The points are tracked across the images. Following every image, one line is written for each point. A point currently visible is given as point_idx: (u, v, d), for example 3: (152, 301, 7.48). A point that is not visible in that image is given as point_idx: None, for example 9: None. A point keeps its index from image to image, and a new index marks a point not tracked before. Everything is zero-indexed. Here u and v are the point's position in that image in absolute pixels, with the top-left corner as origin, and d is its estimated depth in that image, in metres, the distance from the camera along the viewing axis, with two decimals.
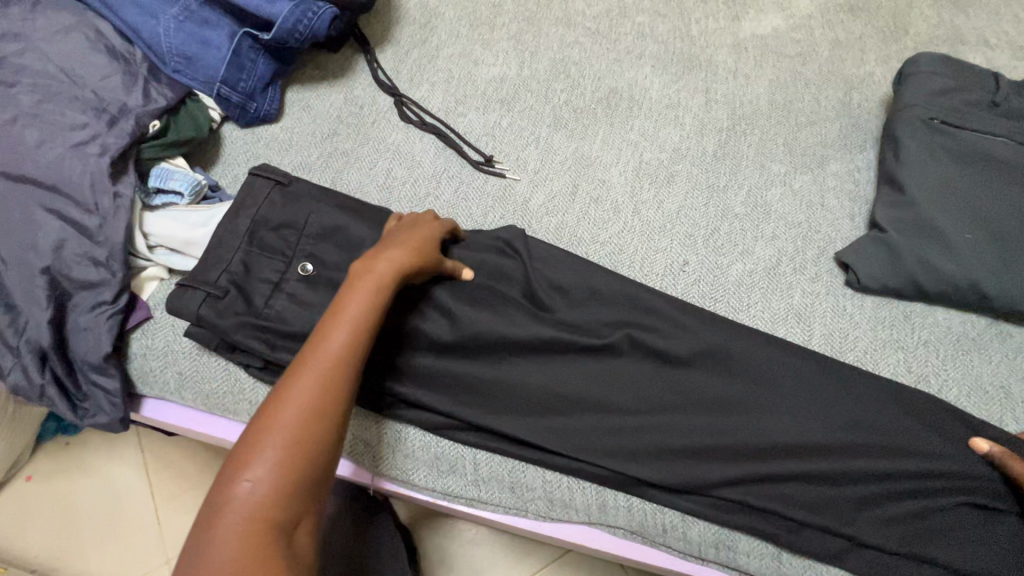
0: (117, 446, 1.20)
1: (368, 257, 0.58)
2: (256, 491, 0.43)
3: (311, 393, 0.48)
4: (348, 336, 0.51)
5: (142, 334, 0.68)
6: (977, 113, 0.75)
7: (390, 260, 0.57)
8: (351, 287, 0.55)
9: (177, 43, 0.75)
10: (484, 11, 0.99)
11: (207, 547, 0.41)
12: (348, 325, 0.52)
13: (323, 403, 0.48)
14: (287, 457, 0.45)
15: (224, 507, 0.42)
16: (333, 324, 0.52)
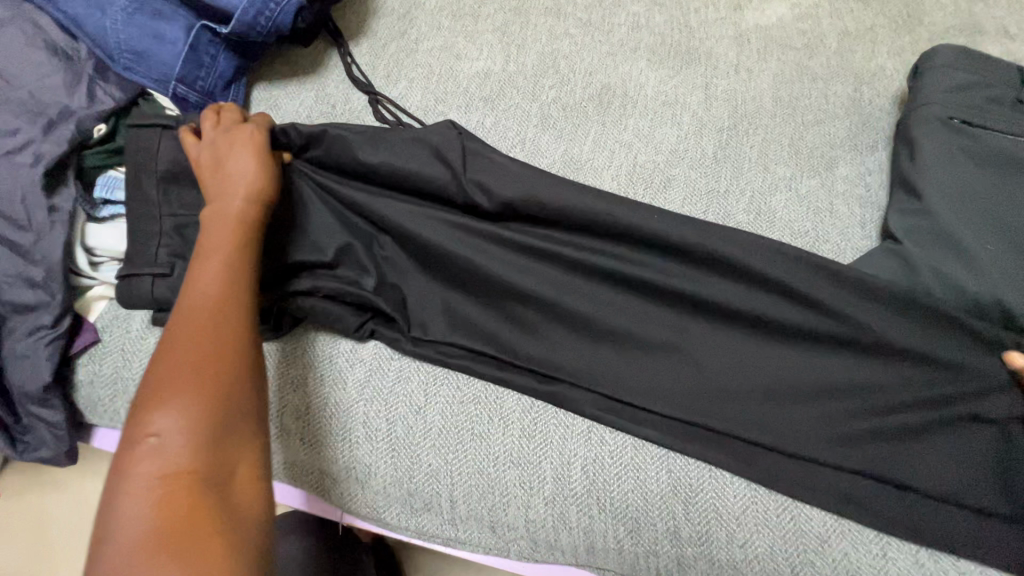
0: (90, 460, 1.15)
1: (214, 205, 0.56)
2: (168, 444, 0.41)
3: (198, 346, 0.46)
4: (219, 279, 0.50)
5: (89, 361, 0.63)
6: (1001, 111, 0.69)
7: (237, 200, 0.55)
8: (206, 240, 0.53)
9: (125, 37, 0.68)
10: (467, 1, 0.92)
11: (124, 510, 0.38)
12: (215, 269, 0.51)
13: (217, 344, 0.46)
14: (195, 399, 0.43)
15: (133, 477, 0.39)
16: (200, 273, 0.50)
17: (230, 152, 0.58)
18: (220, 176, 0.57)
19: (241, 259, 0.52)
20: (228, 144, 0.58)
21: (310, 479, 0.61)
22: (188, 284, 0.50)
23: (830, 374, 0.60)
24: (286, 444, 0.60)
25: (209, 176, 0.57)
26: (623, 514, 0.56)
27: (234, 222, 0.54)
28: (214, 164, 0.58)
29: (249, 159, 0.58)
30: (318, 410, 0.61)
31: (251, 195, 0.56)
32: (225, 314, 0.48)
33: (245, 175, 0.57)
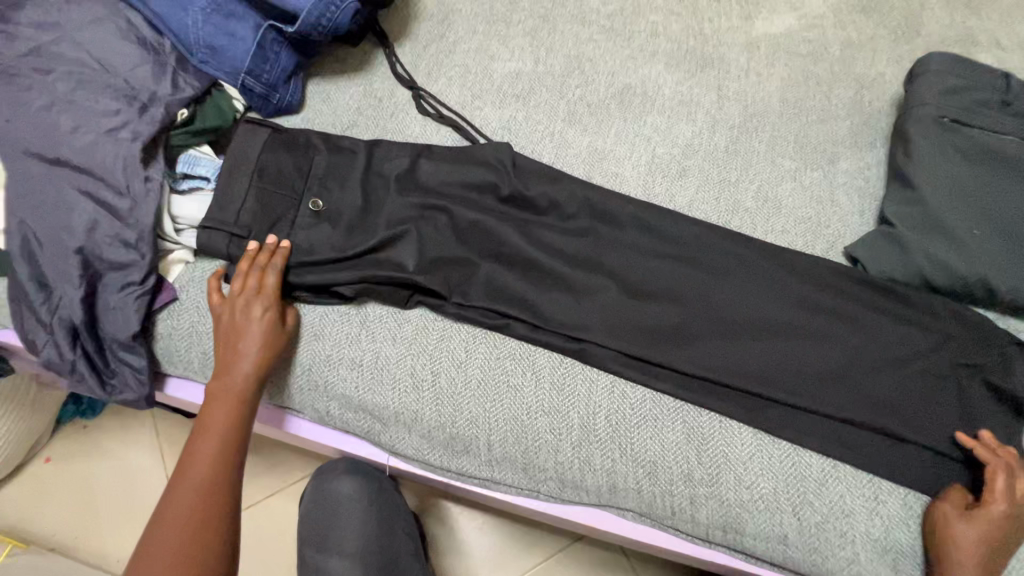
0: (133, 428, 1.22)
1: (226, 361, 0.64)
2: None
3: (190, 509, 0.59)
4: (209, 468, 0.60)
5: (169, 315, 0.71)
6: (987, 112, 0.76)
7: (246, 366, 0.64)
8: (208, 412, 0.63)
9: (204, 34, 0.77)
10: (500, 8, 1.01)
11: None
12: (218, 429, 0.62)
13: (210, 491, 0.60)
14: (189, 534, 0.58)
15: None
16: (207, 429, 0.62)
17: (243, 313, 0.65)
18: (234, 324, 0.65)
19: (230, 450, 0.62)
20: (242, 318, 0.65)
21: (362, 424, 0.69)
22: (189, 458, 0.61)
23: (828, 340, 0.67)
24: (343, 391, 0.68)
25: (229, 323, 0.65)
26: (641, 457, 0.63)
27: (234, 403, 0.63)
28: (231, 305, 0.65)
29: (260, 329, 0.65)
30: (371, 362, 0.68)
31: (258, 368, 0.64)
32: (205, 485, 0.60)
33: (249, 334, 0.64)
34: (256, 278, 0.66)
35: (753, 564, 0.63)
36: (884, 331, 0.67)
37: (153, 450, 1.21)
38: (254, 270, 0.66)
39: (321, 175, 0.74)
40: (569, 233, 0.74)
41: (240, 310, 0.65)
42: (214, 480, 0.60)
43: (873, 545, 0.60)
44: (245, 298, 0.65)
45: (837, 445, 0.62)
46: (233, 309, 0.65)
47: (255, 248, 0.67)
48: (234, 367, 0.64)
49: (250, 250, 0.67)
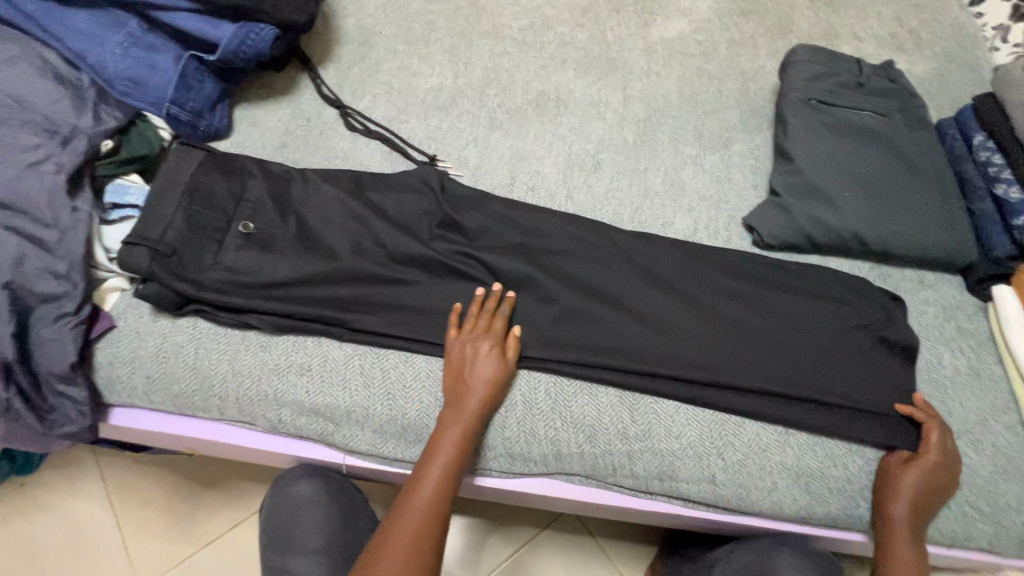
0: (78, 476, 1.18)
1: (471, 387, 0.66)
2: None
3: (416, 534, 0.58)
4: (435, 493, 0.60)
5: (107, 344, 0.71)
6: (846, 92, 0.89)
7: (476, 397, 0.66)
8: (444, 443, 0.63)
9: (124, 68, 0.79)
10: (418, 28, 1.07)
11: None
12: (446, 452, 0.62)
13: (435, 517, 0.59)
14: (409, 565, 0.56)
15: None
16: (436, 452, 0.62)
17: (485, 352, 0.67)
18: (466, 359, 0.68)
19: (454, 471, 0.62)
20: (472, 355, 0.67)
21: (314, 426, 0.70)
22: (409, 495, 0.60)
23: (736, 298, 0.75)
24: (294, 397, 0.70)
25: (457, 361, 0.68)
26: (581, 423, 0.69)
27: (462, 432, 0.64)
28: (473, 347, 0.68)
29: (497, 363, 0.67)
30: (320, 366, 0.71)
31: (484, 398, 0.66)
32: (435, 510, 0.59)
33: (484, 368, 0.67)
34: (488, 319, 0.70)
35: (692, 508, 0.70)
36: (781, 286, 0.76)
37: (101, 496, 1.17)
38: (484, 313, 0.71)
39: (254, 197, 0.77)
40: (497, 226, 0.79)
41: (471, 349, 0.68)
42: (435, 507, 0.60)
43: (787, 472, 0.67)
44: (478, 341, 0.68)
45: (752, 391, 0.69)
46: (473, 351, 0.68)
47: (484, 294, 0.72)
48: (467, 392, 0.66)
49: (479, 294, 0.72)
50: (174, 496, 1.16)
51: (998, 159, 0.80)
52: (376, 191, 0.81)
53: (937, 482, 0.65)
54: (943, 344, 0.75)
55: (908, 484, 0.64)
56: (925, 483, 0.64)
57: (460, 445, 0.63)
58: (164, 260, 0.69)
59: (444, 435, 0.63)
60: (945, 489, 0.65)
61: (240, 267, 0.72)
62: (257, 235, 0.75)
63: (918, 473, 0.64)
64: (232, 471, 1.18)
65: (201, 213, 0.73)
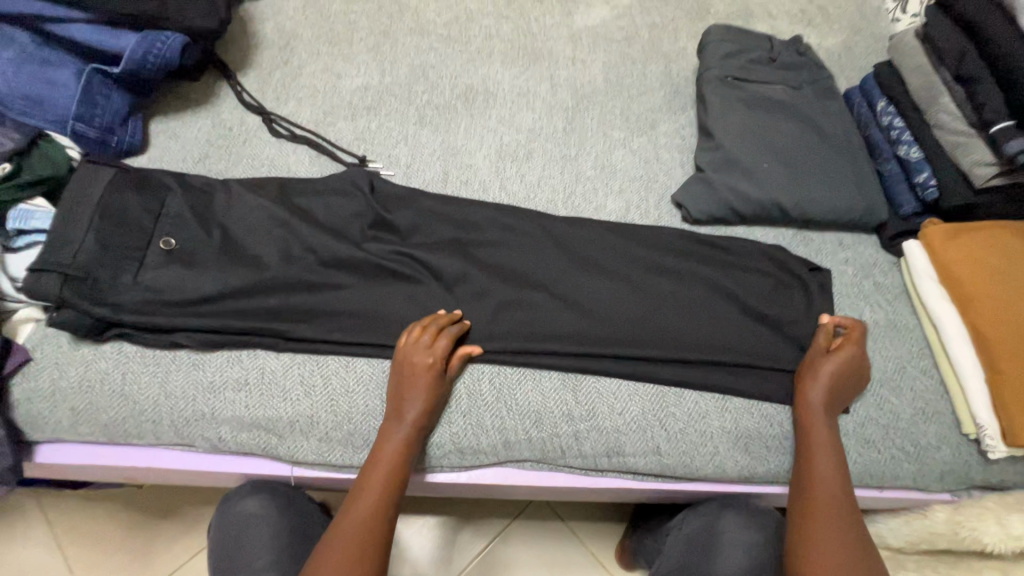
0: (19, 521, 1.11)
1: (410, 403, 0.66)
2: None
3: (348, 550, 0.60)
4: (370, 509, 0.62)
5: (24, 379, 0.67)
6: (758, 68, 0.92)
7: (412, 412, 0.66)
8: (378, 463, 0.64)
9: (19, 86, 0.75)
10: (340, 29, 1.05)
11: None
12: (381, 469, 0.64)
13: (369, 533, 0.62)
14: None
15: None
16: (373, 469, 0.64)
17: (425, 372, 0.66)
18: (406, 374, 0.67)
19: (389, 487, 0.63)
20: (410, 370, 0.66)
21: (257, 441, 0.69)
22: (348, 510, 0.63)
23: (667, 274, 0.77)
24: (232, 414, 0.68)
25: (399, 377, 0.67)
26: (527, 410, 0.70)
27: (398, 448, 0.65)
28: (416, 367, 0.66)
29: (435, 379, 0.67)
30: (258, 379, 0.69)
31: (421, 413, 0.66)
32: (371, 527, 0.62)
33: (421, 386, 0.66)
34: (429, 335, 0.68)
35: (642, 481, 0.71)
36: (707, 259, 0.79)
37: (46, 539, 1.11)
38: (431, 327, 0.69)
39: (173, 214, 0.74)
40: (431, 222, 0.79)
41: (411, 367, 0.66)
42: (372, 523, 0.62)
43: (727, 436, 0.70)
44: (421, 361, 0.66)
45: (686, 361, 0.72)
46: (414, 371, 0.66)
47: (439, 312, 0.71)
48: (404, 409, 0.66)
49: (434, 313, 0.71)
50: (129, 532, 1.12)
51: (898, 123, 0.85)
52: (304, 197, 0.80)
53: (842, 380, 0.68)
54: (862, 300, 0.80)
55: (819, 389, 0.68)
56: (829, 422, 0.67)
57: (396, 462, 0.64)
58: (77, 285, 0.66)
59: (380, 453, 0.65)
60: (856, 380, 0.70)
61: (163, 285, 0.70)
62: (180, 251, 0.73)
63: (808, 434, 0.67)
64: (189, 498, 1.14)
65: (115, 232, 0.70)
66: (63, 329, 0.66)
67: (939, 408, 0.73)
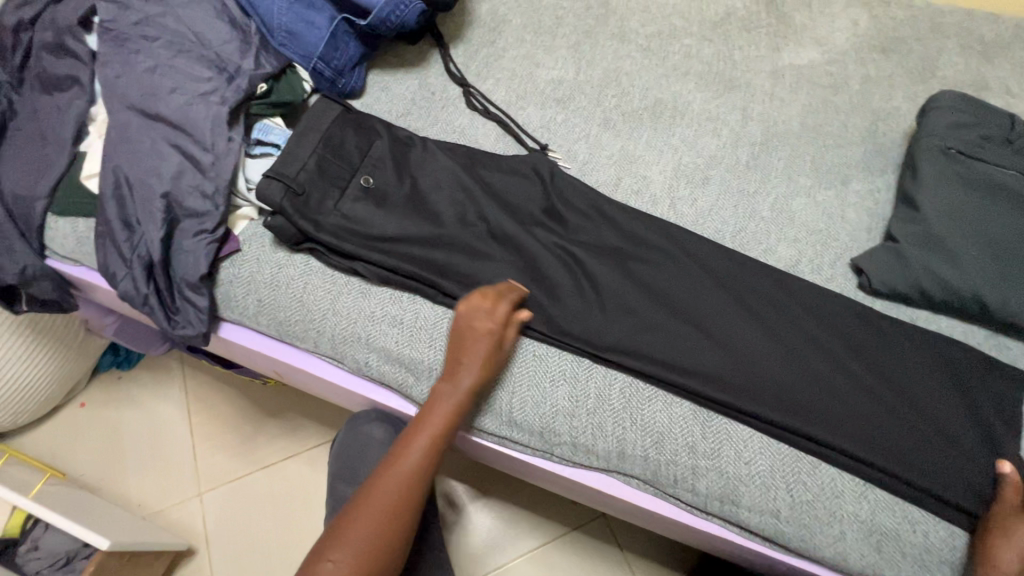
0: (163, 380, 1.30)
1: (472, 368, 0.67)
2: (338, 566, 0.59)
3: (381, 502, 0.62)
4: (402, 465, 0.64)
5: (232, 265, 0.78)
6: (991, 147, 0.83)
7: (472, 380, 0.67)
8: (427, 422, 0.66)
9: (286, 21, 0.87)
10: (548, 21, 1.10)
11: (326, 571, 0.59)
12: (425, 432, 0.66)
13: (400, 493, 0.63)
14: (370, 535, 0.61)
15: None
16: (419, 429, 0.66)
17: (492, 342, 0.68)
18: (462, 341, 0.68)
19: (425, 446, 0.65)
20: (472, 335, 0.68)
21: (395, 376, 0.75)
22: (389, 467, 0.64)
23: (830, 337, 0.73)
24: (383, 344, 0.74)
25: (459, 342, 0.69)
26: (650, 428, 0.69)
27: (450, 411, 0.67)
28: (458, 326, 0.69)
29: (495, 350, 0.68)
30: (412, 321, 0.75)
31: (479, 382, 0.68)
32: (401, 488, 0.64)
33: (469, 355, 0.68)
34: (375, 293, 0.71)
35: (748, 538, 0.68)
36: (880, 335, 0.73)
37: (179, 402, 1.29)
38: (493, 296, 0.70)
39: (374, 161, 0.82)
40: (598, 223, 0.81)
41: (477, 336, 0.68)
42: (410, 480, 0.64)
43: (858, 525, 0.65)
44: (490, 317, 0.69)
45: (833, 435, 0.67)
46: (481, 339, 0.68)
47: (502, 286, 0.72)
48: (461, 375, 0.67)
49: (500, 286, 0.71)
50: (241, 418, 1.26)
51: None
52: (488, 169, 0.84)
53: None
54: None
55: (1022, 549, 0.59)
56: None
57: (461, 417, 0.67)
58: (293, 198, 0.76)
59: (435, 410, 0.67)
60: None
61: (355, 216, 0.78)
62: (374, 190, 0.81)
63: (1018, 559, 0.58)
64: (295, 407, 1.27)
65: (330, 160, 0.79)
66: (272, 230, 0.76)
67: None
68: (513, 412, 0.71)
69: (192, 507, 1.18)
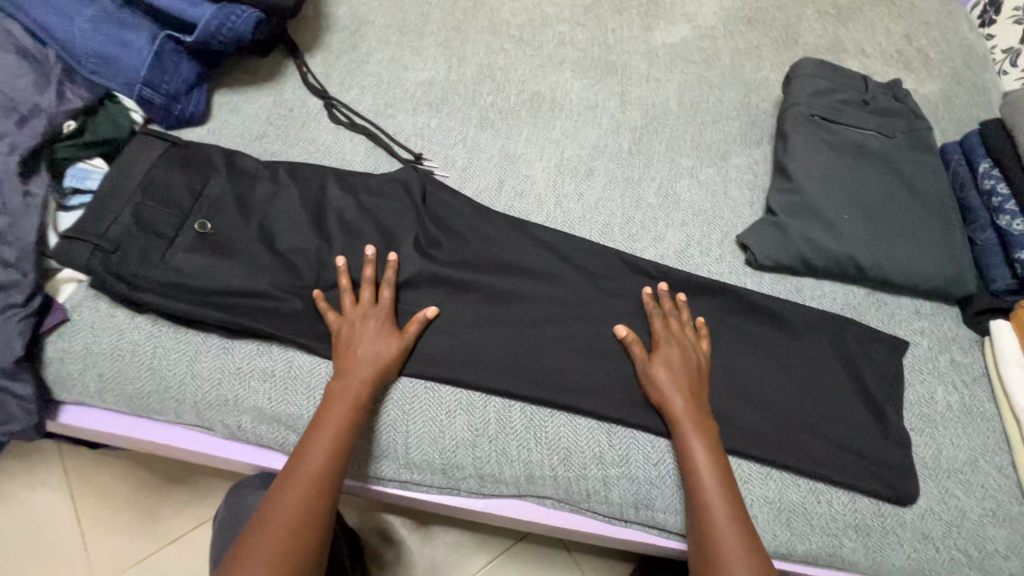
0: (37, 466, 1.14)
1: (352, 356, 0.64)
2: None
3: (287, 518, 0.55)
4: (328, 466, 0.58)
5: (58, 338, 0.67)
6: (850, 110, 0.86)
7: (359, 378, 0.63)
8: (332, 409, 0.61)
9: (91, 44, 0.74)
10: (413, 19, 1.03)
11: None
12: (324, 436, 0.60)
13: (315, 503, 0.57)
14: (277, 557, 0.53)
15: None
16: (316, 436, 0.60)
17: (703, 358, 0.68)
18: (347, 354, 0.65)
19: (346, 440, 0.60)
20: (354, 333, 0.66)
21: (275, 436, 0.67)
22: (291, 476, 0.57)
23: (722, 321, 0.73)
24: (255, 404, 0.66)
25: (339, 348, 0.65)
26: (555, 446, 0.66)
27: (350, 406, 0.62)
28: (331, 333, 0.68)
29: (381, 339, 0.66)
30: (285, 373, 0.67)
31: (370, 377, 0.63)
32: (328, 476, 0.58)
33: (388, 356, 0.65)
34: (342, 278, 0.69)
35: (667, 538, 0.67)
36: (764, 319, 0.74)
37: (59, 487, 1.13)
38: (367, 284, 0.69)
39: (216, 201, 0.73)
40: (482, 236, 0.77)
41: (688, 347, 0.68)
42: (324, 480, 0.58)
43: (768, 506, 0.65)
44: (681, 333, 0.69)
45: (733, 433, 0.66)
46: (670, 348, 0.67)
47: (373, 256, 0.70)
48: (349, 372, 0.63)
49: (369, 255, 0.70)
50: (138, 492, 1.12)
51: (1002, 190, 0.78)
52: (355, 190, 0.77)
53: (694, 380, 0.65)
54: (935, 377, 0.73)
55: (670, 371, 0.65)
56: (671, 372, 0.65)
57: (709, 433, 0.62)
58: (104, 257, 0.66)
59: (686, 444, 0.61)
60: (694, 377, 0.66)
61: (189, 271, 0.68)
62: (213, 236, 0.71)
63: (664, 368, 0.65)
64: (197, 469, 1.14)
65: (151, 208, 0.69)
66: (102, 290, 0.67)
67: (1011, 512, 0.65)
68: (410, 455, 0.66)
69: None
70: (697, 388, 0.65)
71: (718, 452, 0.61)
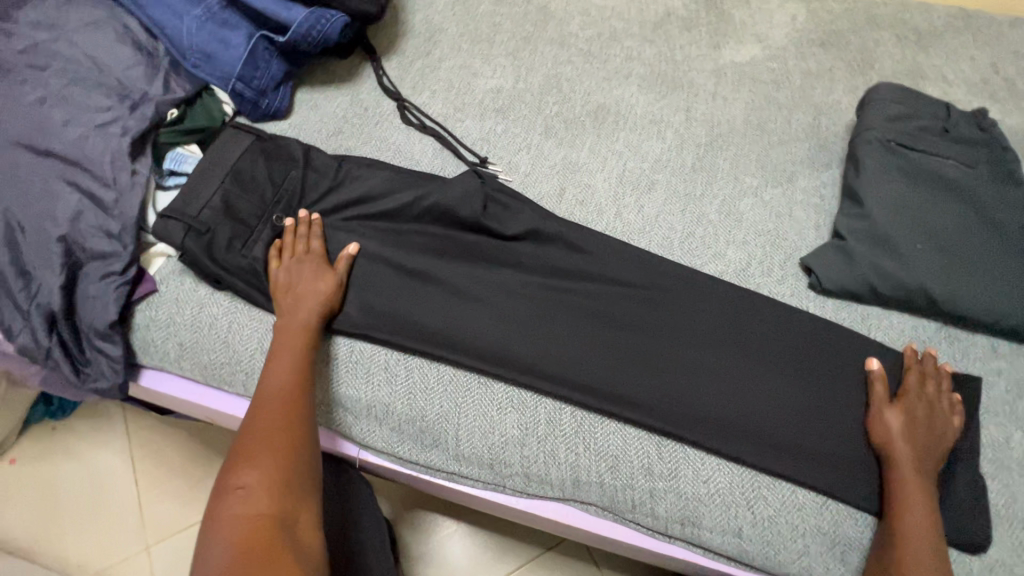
0: (104, 428, 1.22)
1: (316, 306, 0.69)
2: (247, 492, 0.53)
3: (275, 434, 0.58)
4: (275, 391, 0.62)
5: (148, 307, 0.72)
6: (929, 137, 0.83)
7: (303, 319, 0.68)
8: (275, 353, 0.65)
9: (199, 41, 0.81)
10: (485, 29, 1.06)
11: (218, 522, 0.51)
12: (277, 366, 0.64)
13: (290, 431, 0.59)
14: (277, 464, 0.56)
15: (236, 521, 0.51)
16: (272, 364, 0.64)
17: (953, 435, 0.65)
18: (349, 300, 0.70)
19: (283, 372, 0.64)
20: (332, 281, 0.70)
21: (333, 416, 0.70)
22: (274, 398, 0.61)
23: (785, 344, 0.72)
24: (318, 384, 0.70)
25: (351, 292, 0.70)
26: (604, 452, 0.66)
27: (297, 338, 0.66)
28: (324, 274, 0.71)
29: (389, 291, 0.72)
30: (347, 357, 0.70)
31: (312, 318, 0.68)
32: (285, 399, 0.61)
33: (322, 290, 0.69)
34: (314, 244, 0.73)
35: (711, 559, 0.66)
36: (828, 346, 0.72)
37: (122, 450, 1.20)
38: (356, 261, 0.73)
39: (292, 191, 0.77)
40: (541, 240, 0.78)
41: (938, 412, 0.65)
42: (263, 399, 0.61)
43: (821, 538, 0.62)
44: (935, 395, 0.67)
45: (788, 459, 0.65)
46: (918, 401, 0.66)
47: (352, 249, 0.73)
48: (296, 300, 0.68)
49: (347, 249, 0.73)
50: (190, 462, 1.19)
51: None
52: (423, 188, 0.81)
53: (928, 436, 0.63)
54: (1012, 421, 0.69)
55: (894, 428, 0.64)
56: (915, 427, 0.63)
57: (926, 483, 0.61)
58: (195, 235, 0.71)
59: (905, 491, 0.60)
60: (932, 438, 0.63)
61: (267, 254, 0.72)
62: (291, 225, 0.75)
63: (899, 414, 0.64)
64: None
65: (238, 193, 0.74)
66: (189, 266, 0.72)
67: None
68: (460, 447, 0.67)
69: (138, 562, 1.10)
70: (929, 447, 0.63)
71: (934, 510, 0.59)
